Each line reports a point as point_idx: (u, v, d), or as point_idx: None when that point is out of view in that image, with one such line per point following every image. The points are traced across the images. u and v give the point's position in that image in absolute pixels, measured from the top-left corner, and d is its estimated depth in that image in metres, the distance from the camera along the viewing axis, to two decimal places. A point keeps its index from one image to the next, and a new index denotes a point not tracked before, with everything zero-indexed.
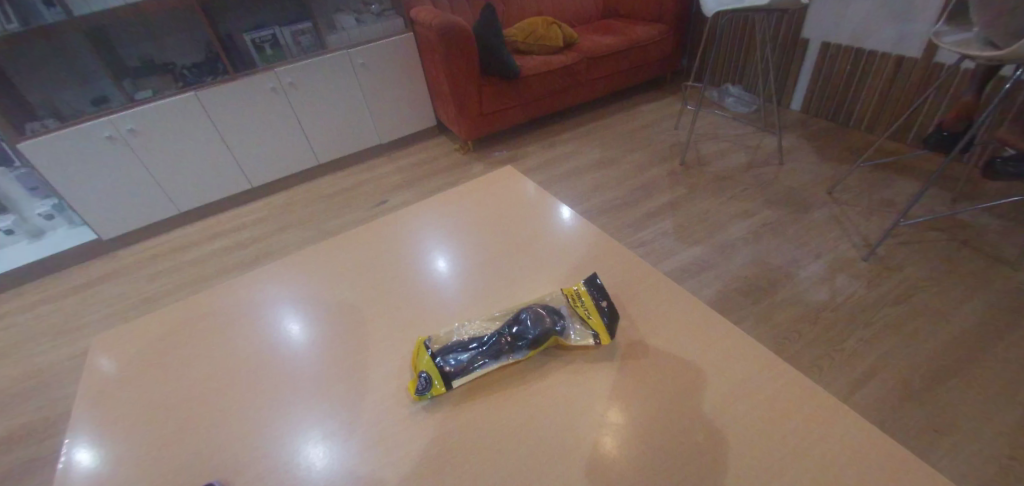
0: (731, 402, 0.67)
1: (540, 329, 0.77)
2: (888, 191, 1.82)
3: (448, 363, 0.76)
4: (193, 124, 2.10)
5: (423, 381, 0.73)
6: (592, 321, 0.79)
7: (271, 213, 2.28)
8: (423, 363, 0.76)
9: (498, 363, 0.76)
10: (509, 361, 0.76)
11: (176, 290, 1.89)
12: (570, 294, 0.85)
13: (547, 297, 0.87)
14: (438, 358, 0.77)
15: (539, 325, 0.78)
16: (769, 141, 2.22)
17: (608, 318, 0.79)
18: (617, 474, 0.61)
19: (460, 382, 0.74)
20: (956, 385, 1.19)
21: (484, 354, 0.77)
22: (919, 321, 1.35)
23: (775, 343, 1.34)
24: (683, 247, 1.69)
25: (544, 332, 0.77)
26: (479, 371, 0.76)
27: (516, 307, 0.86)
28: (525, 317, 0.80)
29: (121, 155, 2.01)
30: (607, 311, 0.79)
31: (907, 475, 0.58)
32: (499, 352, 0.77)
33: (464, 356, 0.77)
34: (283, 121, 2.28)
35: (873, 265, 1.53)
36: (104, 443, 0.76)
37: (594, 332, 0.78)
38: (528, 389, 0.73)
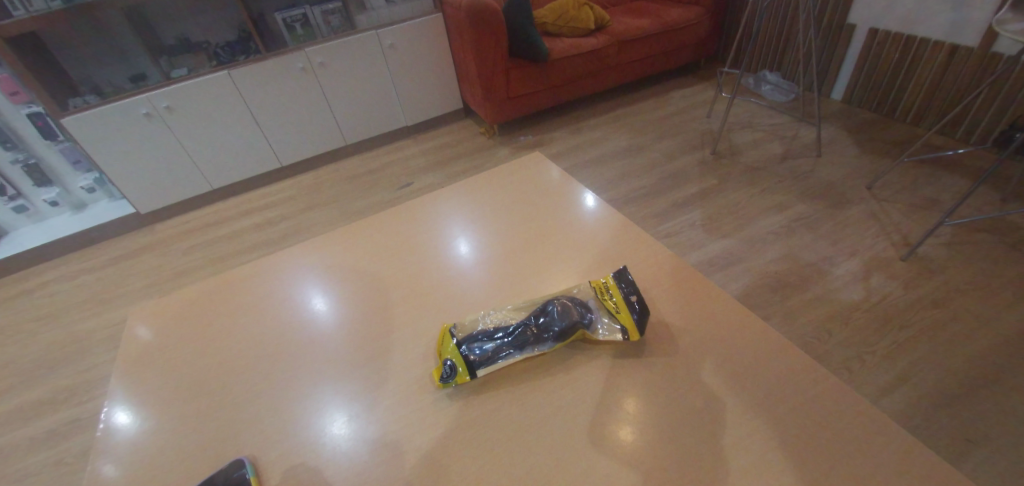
0: (759, 404, 0.65)
1: (564, 321, 0.77)
2: (932, 189, 1.73)
3: (473, 351, 0.76)
4: (226, 103, 2.13)
5: (447, 368, 0.74)
6: (620, 316, 0.77)
7: (299, 192, 2.32)
8: (449, 351, 0.77)
9: (521, 355, 0.76)
10: (534, 353, 0.76)
11: (208, 264, 1.96)
12: (598, 288, 0.84)
13: (574, 289, 0.86)
14: (463, 346, 0.77)
15: (564, 318, 0.77)
16: (807, 132, 2.13)
17: (639, 315, 0.76)
18: (639, 472, 0.60)
19: (483, 372, 0.75)
20: (994, 394, 1.14)
21: (508, 345, 0.77)
22: (960, 326, 1.29)
23: (801, 341, 1.30)
24: (710, 239, 1.65)
25: (569, 325, 0.77)
26: (501, 361, 0.76)
27: (539, 298, 0.86)
28: (552, 309, 0.79)
29: (158, 132, 2.07)
30: (635, 306, 0.78)
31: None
32: (523, 343, 0.77)
33: (488, 345, 0.77)
34: (312, 101, 2.30)
35: (912, 266, 1.47)
36: (141, 411, 0.79)
37: (622, 328, 0.76)
38: (549, 381, 0.73)
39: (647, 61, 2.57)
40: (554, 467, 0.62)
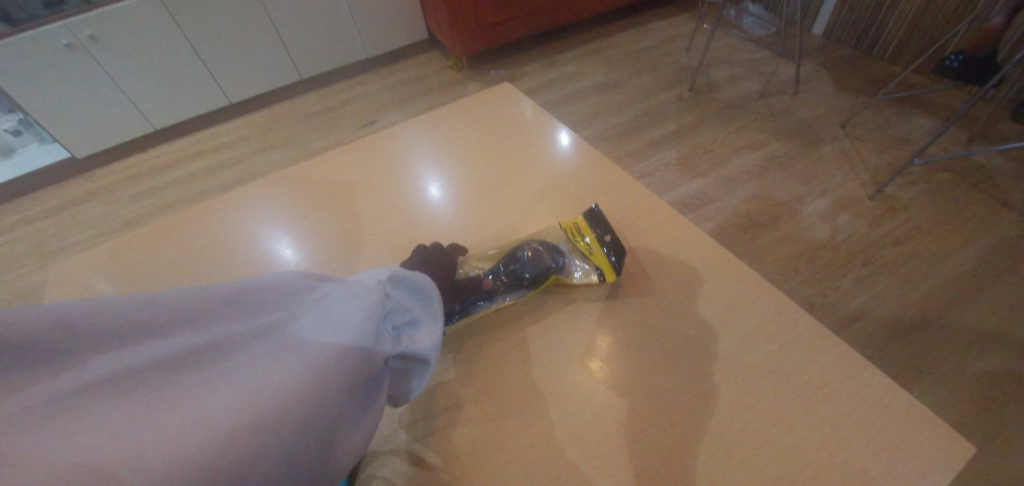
0: (738, 345, 0.65)
1: (535, 268, 0.73)
2: (902, 127, 1.74)
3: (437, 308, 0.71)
4: (161, 32, 1.89)
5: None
6: (594, 259, 0.75)
7: (253, 133, 2.15)
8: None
9: (490, 307, 0.73)
10: (503, 304, 0.73)
11: (158, 213, 1.83)
12: (568, 230, 0.80)
13: (546, 231, 0.82)
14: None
15: (534, 264, 0.74)
16: (785, 68, 2.08)
17: (612, 255, 0.73)
18: (618, 416, 0.60)
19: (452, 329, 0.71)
20: (943, 325, 1.21)
21: (478, 299, 0.73)
22: (918, 262, 1.34)
23: (769, 278, 1.33)
24: (685, 178, 1.63)
25: (540, 271, 0.73)
26: (469, 316, 0.72)
27: (507, 246, 0.81)
28: (522, 256, 0.75)
29: (84, 65, 1.83)
30: (609, 248, 0.75)
31: (912, 417, 0.56)
32: (492, 296, 0.73)
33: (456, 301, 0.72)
34: (260, 30, 2.07)
35: (878, 204, 1.49)
36: None
37: (598, 270, 0.74)
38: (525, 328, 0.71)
39: None
40: (534, 414, 0.61)
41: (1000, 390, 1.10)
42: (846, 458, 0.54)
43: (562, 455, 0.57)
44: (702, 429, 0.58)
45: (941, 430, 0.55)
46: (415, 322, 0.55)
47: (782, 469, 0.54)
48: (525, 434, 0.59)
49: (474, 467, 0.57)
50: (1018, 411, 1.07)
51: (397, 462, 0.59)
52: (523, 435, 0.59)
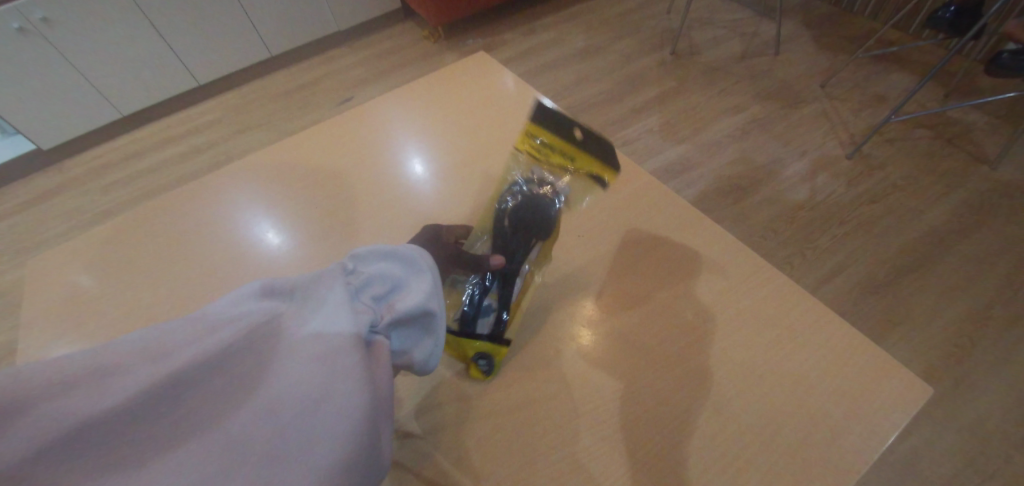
0: (719, 306, 0.67)
1: (539, 211, 0.70)
2: (881, 85, 1.75)
3: (480, 327, 0.64)
4: (120, 11, 1.79)
5: (484, 363, 0.62)
6: (585, 164, 0.71)
7: (226, 114, 2.09)
8: (471, 346, 0.62)
9: (522, 276, 0.68)
10: (531, 264, 0.69)
11: (136, 201, 1.80)
12: (536, 149, 0.73)
13: (515, 162, 0.75)
14: (477, 332, 0.63)
15: (536, 209, 0.70)
16: (766, 28, 2.06)
17: (596, 155, 0.71)
18: (605, 379, 0.62)
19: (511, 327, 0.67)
20: (916, 278, 1.25)
21: (505, 283, 0.66)
22: (894, 219, 1.37)
23: (750, 241, 1.36)
24: (667, 145, 1.63)
25: (545, 211, 0.70)
26: (513, 303, 0.66)
27: (490, 211, 0.73)
28: (516, 209, 0.70)
29: (39, 50, 1.73)
30: (589, 145, 0.72)
31: (876, 364, 0.59)
32: (514, 265, 0.67)
33: (490, 303, 0.65)
34: (225, 5, 1.97)
35: (856, 164, 1.51)
36: None
37: (594, 176, 0.71)
38: (539, 271, 0.70)
39: None
40: (524, 382, 0.63)
41: (967, 338, 1.15)
42: (819, 405, 0.57)
43: (552, 418, 0.59)
44: (686, 386, 0.61)
45: (903, 376, 0.58)
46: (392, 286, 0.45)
47: (759, 419, 0.57)
48: (517, 402, 0.61)
49: (467, 435, 0.59)
50: (984, 357, 1.12)
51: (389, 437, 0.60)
52: (516, 403, 0.61)
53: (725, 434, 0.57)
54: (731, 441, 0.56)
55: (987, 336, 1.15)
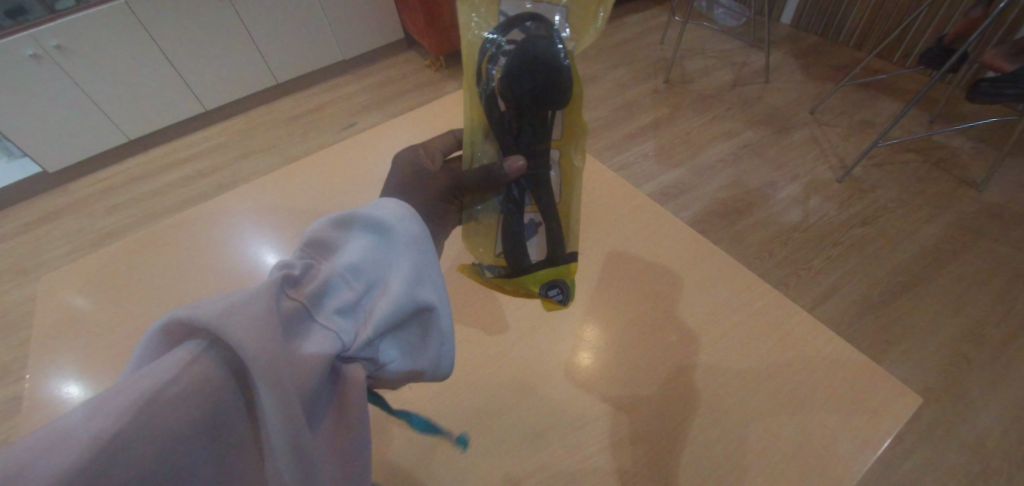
0: (705, 320, 0.65)
1: (541, 56, 0.52)
2: (867, 112, 1.81)
3: (531, 244, 0.63)
4: (132, 40, 1.85)
5: (558, 293, 0.62)
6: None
7: (231, 139, 2.13)
8: (534, 280, 0.61)
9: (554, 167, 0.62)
10: (561, 147, 0.60)
11: (138, 224, 1.81)
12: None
13: (476, 23, 0.58)
14: (533, 262, 0.62)
15: (539, 58, 0.52)
16: (756, 58, 2.14)
17: None
18: (590, 394, 0.60)
19: (568, 232, 0.63)
20: (910, 298, 1.27)
21: (539, 185, 0.62)
22: (885, 240, 1.40)
23: (746, 262, 1.38)
24: (663, 169, 1.67)
25: (547, 55, 0.52)
26: (556, 203, 0.63)
27: (477, 104, 0.58)
28: (512, 73, 0.52)
29: (51, 76, 1.77)
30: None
31: (878, 378, 0.57)
32: (537, 164, 0.60)
33: (532, 216, 0.63)
34: (233, 34, 2.04)
35: (847, 187, 1.55)
36: (86, 381, 0.74)
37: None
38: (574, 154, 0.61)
39: None
40: (505, 400, 0.60)
41: (963, 357, 1.16)
42: (810, 416, 0.55)
43: (535, 435, 0.57)
44: (673, 401, 0.58)
45: (891, 382, 0.57)
46: (371, 283, 0.35)
47: (750, 433, 0.55)
48: (497, 420, 0.58)
49: (446, 454, 0.56)
50: (982, 376, 1.13)
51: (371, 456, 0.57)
52: (496, 420, 0.58)
53: (715, 449, 0.54)
54: (723, 461, 0.54)
55: (983, 355, 1.16)
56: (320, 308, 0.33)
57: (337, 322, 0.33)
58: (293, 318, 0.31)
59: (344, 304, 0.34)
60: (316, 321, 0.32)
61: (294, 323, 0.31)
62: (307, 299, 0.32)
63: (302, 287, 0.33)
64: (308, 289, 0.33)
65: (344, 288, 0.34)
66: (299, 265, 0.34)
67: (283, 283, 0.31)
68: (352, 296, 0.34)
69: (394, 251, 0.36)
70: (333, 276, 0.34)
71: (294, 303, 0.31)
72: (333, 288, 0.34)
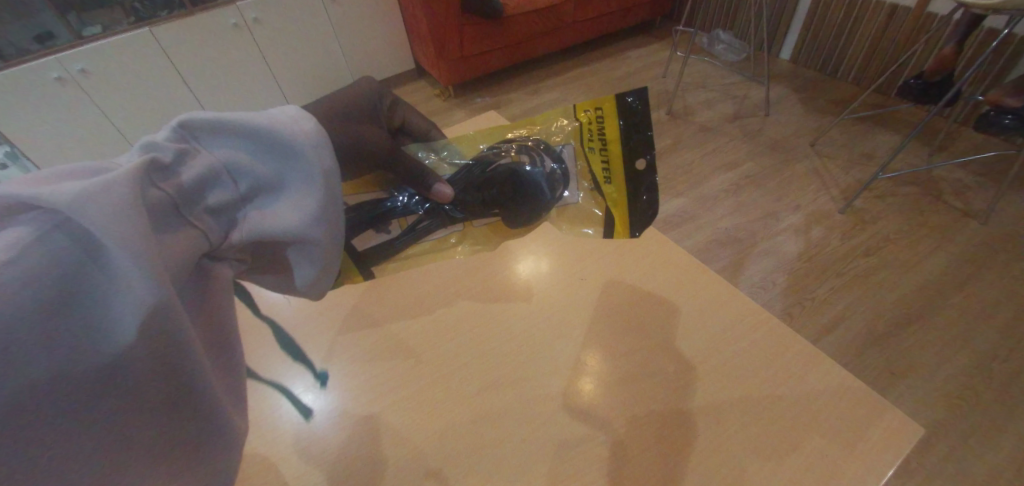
0: (704, 350, 0.65)
1: (532, 190, 0.56)
2: (868, 145, 1.84)
3: (370, 239, 0.57)
4: (152, 65, 1.92)
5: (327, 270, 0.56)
6: (605, 201, 0.58)
7: None
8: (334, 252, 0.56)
9: (447, 230, 0.60)
10: (472, 229, 0.61)
11: None
12: (588, 141, 0.57)
13: (558, 124, 0.60)
14: (354, 243, 0.56)
15: (527, 189, 0.56)
16: (756, 91, 2.19)
17: (634, 207, 0.56)
18: (588, 421, 0.60)
19: (390, 265, 0.58)
20: (915, 330, 1.26)
21: (429, 219, 0.59)
22: (888, 272, 1.40)
23: (750, 292, 1.38)
24: (666, 197, 1.70)
25: (535, 192, 0.56)
26: (417, 245, 0.59)
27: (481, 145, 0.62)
28: (516, 170, 0.57)
29: (73, 98, 1.84)
30: (640, 192, 0.56)
31: (884, 410, 0.57)
32: (457, 208, 0.59)
33: (393, 227, 0.58)
34: (251, 61, 2.12)
35: (849, 218, 1.57)
36: None
37: (606, 217, 0.58)
38: (468, 241, 0.61)
39: (604, 20, 2.52)
40: (500, 425, 0.60)
41: (971, 391, 1.14)
42: (810, 446, 0.55)
43: (532, 460, 0.57)
44: (672, 430, 0.58)
45: (893, 414, 0.57)
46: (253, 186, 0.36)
47: (750, 462, 0.55)
48: (495, 444, 0.58)
49: (442, 478, 0.56)
50: (990, 412, 1.11)
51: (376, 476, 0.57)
52: (494, 444, 0.58)
53: (715, 479, 0.54)
54: None
55: (992, 390, 1.14)
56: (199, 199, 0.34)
57: (207, 218, 0.34)
58: (162, 209, 0.31)
59: (220, 200, 0.35)
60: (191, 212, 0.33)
61: (162, 214, 0.31)
62: (181, 189, 0.32)
63: (177, 175, 0.33)
64: (187, 182, 0.33)
65: (223, 188, 0.35)
66: (179, 153, 0.33)
67: (152, 170, 0.31)
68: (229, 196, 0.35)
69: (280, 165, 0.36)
70: (213, 170, 0.34)
71: (164, 194, 0.31)
72: (211, 181, 0.34)
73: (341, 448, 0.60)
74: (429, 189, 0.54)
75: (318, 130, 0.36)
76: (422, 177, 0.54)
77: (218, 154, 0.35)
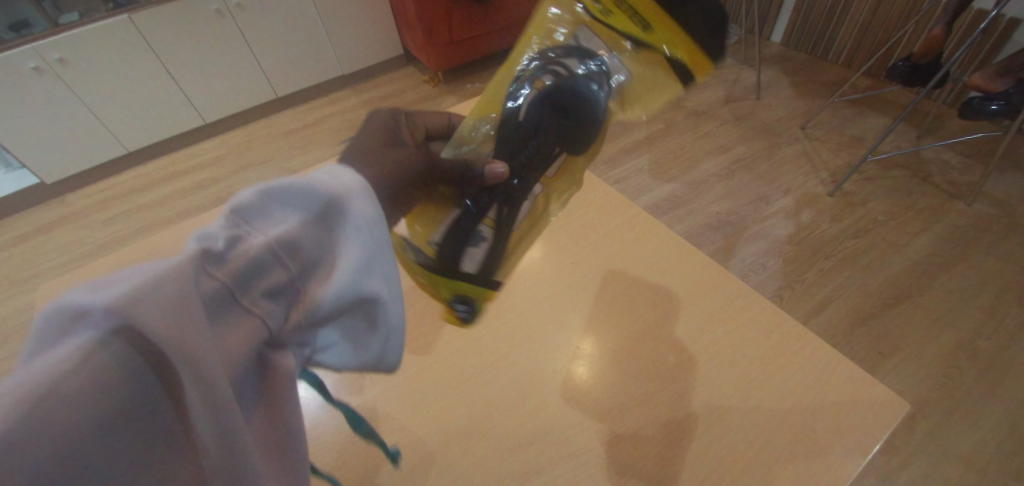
0: (696, 333, 0.66)
1: (588, 93, 0.47)
2: (857, 128, 1.84)
3: (474, 257, 0.50)
4: (135, 55, 1.88)
5: (462, 309, 0.52)
6: (667, 45, 0.46)
7: (229, 152, 2.15)
8: (447, 290, 0.51)
9: (531, 198, 0.51)
10: (548, 181, 0.52)
11: (133, 235, 1.82)
12: (609, 16, 0.47)
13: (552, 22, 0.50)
14: (468, 274, 0.50)
15: (581, 96, 0.47)
16: (747, 75, 2.19)
17: (697, 32, 0.46)
18: (584, 407, 0.60)
19: (506, 262, 0.53)
20: (902, 310, 1.29)
21: (508, 204, 0.50)
22: (876, 253, 1.42)
23: (740, 275, 1.39)
24: (657, 183, 1.70)
25: (590, 94, 0.48)
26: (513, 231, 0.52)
27: (495, 97, 0.51)
28: (558, 88, 0.47)
29: (52, 88, 1.79)
30: (690, 9, 0.46)
31: (872, 385, 0.58)
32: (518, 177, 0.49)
33: (484, 230, 0.50)
34: (234, 49, 2.07)
35: (838, 200, 1.58)
36: None
37: (673, 68, 0.47)
38: (554, 195, 0.54)
39: None
40: (497, 413, 0.60)
41: (956, 369, 1.17)
42: (800, 425, 0.56)
43: (533, 446, 0.57)
44: (669, 415, 0.59)
45: (881, 389, 0.58)
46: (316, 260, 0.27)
47: (742, 440, 0.56)
48: (494, 429, 0.59)
49: (440, 464, 0.56)
50: (974, 387, 1.14)
51: (374, 462, 0.57)
52: (493, 431, 0.59)
53: (708, 458, 0.55)
54: (715, 471, 0.54)
55: (976, 368, 1.17)
56: (251, 287, 0.25)
57: (264, 305, 0.26)
58: (209, 303, 0.23)
59: (276, 283, 0.26)
60: (244, 305, 0.25)
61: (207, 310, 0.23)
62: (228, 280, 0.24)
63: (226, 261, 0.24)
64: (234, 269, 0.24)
65: (280, 268, 0.26)
66: (225, 235, 0.24)
67: (197, 259, 0.23)
68: (288, 277, 0.26)
69: (340, 229, 0.27)
70: (266, 249, 0.25)
71: (212, 289, 0.23)
72: (265, 264, 0.25)
73: (335, 438, 0.59)
74: (483, 175, 0.44)
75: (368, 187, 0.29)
76: (466, 171, 0.44)
77: (270, 226, 0.26)
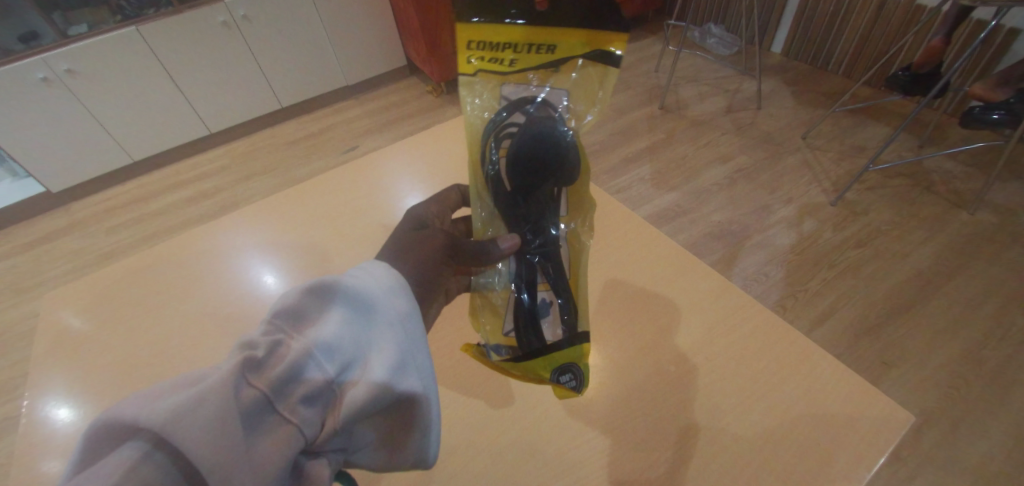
0: (699, 344, 0.66)
1: (548, 133, 0.52)
2: (858, 137, 1.85)
3: (547, 318, 0.58)
4: (142, 66, 1.91)
5: (568, 378, 0.57)
6: (580, 48, 0.53)
7: (234, 161, 2.17)
8: (546, 367, 0.57)
9: (564, 242, 0.59)
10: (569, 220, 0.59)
11: (138, 244, 1.83)
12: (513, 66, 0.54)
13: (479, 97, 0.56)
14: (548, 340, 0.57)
15: (545, 134, 0.52)
16: (748, 85, 2.20)
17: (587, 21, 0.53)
18: (587, 419, 0.60)
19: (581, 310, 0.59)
20: (906, 319, 1.28)
21: (548, 259, 0.59)
22: (879, 263, 1.41)
23: (743, 284, 1.39)
24: (659, 192, 1.70)
25: (552, 131, 0.52)
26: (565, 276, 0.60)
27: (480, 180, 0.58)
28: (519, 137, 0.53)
29: (60, 98, 1.81)
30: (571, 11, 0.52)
31: (877, 396, 0.58)
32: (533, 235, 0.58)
33: (544, 295, 0.59)
34: (240, 60, 2.09)
35: (840, 210, 1.58)
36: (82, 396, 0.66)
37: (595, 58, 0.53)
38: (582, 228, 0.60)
39: None
40: (499, 424, 0.60)
41: (963, 380, 1.16)
42: (806, 437, 0.56)
43: (536, 459, 0.57)
44: (673, 427, 0.58)
45: (885, 401, 0.58)
46: (347, 360, 0.37)
47: (746, 453, 0.56)
48: (497, 442, 0.58)
49: (442, 477, 0.56)
50: (981, 398, 1.13)
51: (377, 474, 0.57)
52: (496, 444, 0.58)
53: (712, 471, 0.54)
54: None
55: (982, 378, 1.16)
56: (291, 391, 0.35)
57: (302, 409, 0.35)
58: (256, 406, 0.32)
59: (311, 387, 0.35)
60: (286, 407, 0.34)
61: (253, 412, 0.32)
62: (268, 386, 0.33)
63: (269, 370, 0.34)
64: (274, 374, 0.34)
65: (315, 372, 0.36)
66: (270, 345, 0.35)
67: (246, 367, 0.33)
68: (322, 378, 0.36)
69: (371, 332, 0.39)
70: (302, 357, 0.35)
71: (255, 392, 0.32)
72: (302, 370, 0.35)
73: None
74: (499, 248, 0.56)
75: (399, 285, 0.41)
76: (483, 251, 0.56)
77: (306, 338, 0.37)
